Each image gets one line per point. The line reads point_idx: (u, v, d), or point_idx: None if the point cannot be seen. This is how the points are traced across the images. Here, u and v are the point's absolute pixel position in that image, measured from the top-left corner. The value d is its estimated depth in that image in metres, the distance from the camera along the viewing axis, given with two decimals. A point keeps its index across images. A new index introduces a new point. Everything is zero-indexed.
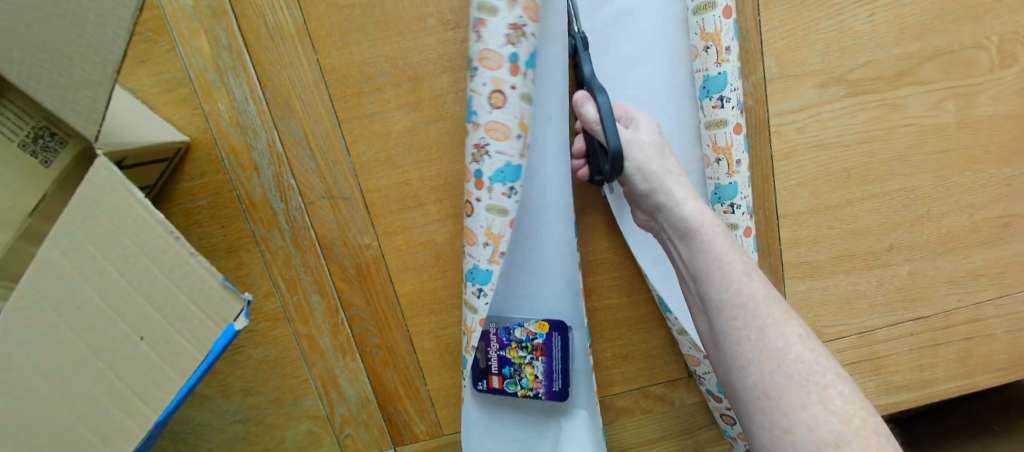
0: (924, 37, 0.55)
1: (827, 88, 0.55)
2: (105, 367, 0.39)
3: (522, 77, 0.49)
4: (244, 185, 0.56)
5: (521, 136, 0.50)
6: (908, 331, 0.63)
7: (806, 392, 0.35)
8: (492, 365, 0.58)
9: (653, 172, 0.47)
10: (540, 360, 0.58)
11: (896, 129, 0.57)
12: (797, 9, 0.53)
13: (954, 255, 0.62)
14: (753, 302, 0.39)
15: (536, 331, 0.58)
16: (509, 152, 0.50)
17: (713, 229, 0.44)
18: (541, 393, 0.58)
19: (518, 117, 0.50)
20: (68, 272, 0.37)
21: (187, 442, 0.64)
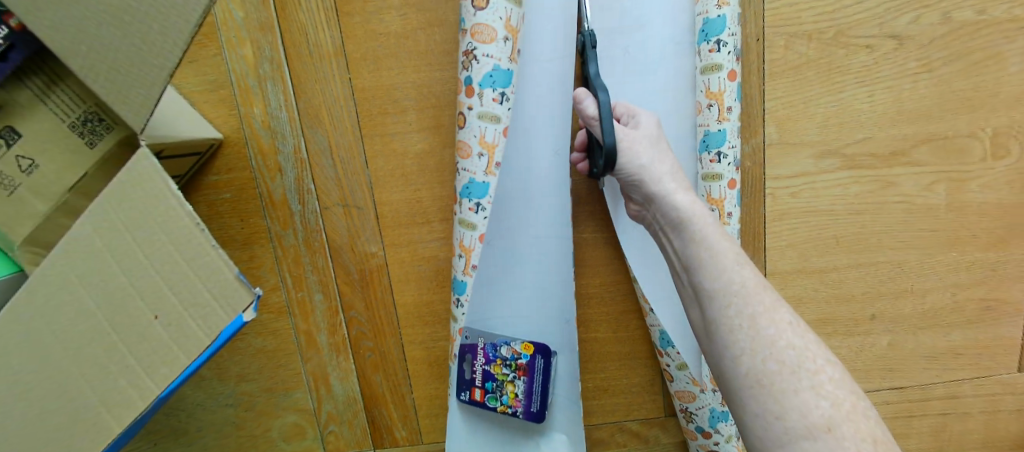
0: (920, 121, 0.57)
1: (822, 159, 0.58)
2: (120, 341, 0.43)
3: (476, 98, 0.53)
4: (267, 185, 0.60)
5: (483, 154, 0.53)
6: (884, 399, 0.65)
7: (798, 378, 0.39)
8: (476, 378, 0.61)
9: (644, 164, 0.49)
10: (522, 380, 0.60)
11: (886, 204, 0.59)
12: (800, 82, 0.57)
13: (934, 331, 0.64)
14: (744, 292, 0.43)
15: (521, 351, 0.60)
16: (471, 169, 0.54)
17: (700, 221, 0.47)
18: (518, 411, 0.61)
19: (478, 136, 0.53)
20: (99, 249, 0.42)
21: (178, 420, 0.67)
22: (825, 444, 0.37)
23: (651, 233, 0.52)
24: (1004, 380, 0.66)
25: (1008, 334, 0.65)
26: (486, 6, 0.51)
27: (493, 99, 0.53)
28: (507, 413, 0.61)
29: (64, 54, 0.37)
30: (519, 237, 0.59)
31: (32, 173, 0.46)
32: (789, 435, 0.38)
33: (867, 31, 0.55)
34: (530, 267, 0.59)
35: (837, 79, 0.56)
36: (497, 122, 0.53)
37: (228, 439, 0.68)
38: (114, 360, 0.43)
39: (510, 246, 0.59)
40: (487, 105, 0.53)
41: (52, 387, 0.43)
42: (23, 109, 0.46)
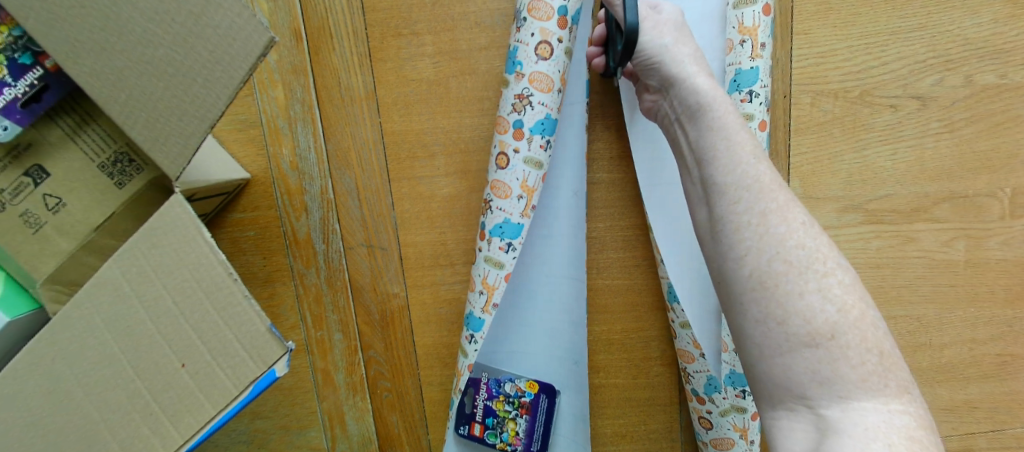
0: (942, 180, 0.58)
1: (845, 213, 0.59)
2: (144, 387, 0.42)
3: (526, 142, 0.53)
4: (292, 224, 0.60)
5: (523, 197, 0.53)
6: None
7: (804, 281, 0.37)
8: (476, 412, 0.61)
9: (665, 44, 0.47)
10: (524, 418, 0.60)
11: (907, 259, 0.60)
12: (825, 139, 0.57)
13: (952, 384, 0.64)
14: (758, 186, 0.39)
15: (525, 389, 0.60)
16: (508, 209, 0.53)
17: (719, 111, 0.44)
18: (517, 449, 0.60)
19: (520, 179, 0.53)
20: (126, 293, 0.41)
21: None
22: (826, 352, 0.35)
23: (663, 127, 0.49)
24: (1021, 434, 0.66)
25: None
26: (550, 57, 0.52)
27: (540, 145, 0.53)
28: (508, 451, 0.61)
29: (103, 98, 0.35)
30: (538, 273, 0.59)
31: (58, 211, 0.45)
32: (790, 342, 0.36)
33: (891, 92, 0.56)
34: (546, 306, 0.59)
35: (861, 136, 0.57)
36: (541, 169, 0.53)
37: None
38: (136, 407, 0.42)
39: (530, 285, 0.59)
40: (534, 151, 0.53)
41: (69, 438, 0.42)
42: (53, 146, 0.44)
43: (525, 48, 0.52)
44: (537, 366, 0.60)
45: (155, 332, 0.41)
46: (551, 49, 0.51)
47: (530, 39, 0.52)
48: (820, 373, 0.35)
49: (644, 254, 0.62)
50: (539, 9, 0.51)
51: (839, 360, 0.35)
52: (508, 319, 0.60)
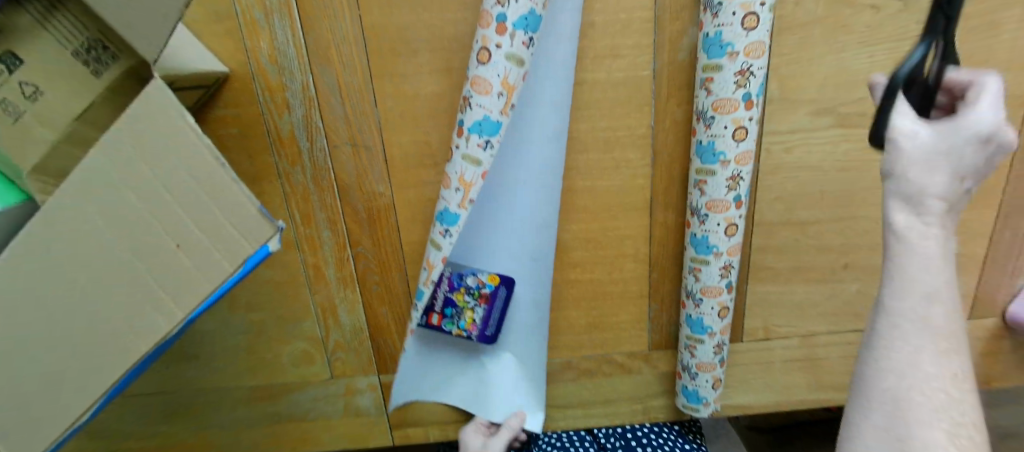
0: None
1: (819, 116, 0.61)
2: (130, 280, 0.42)
3: (508, 38, 0.51)
4: (275, 122, 0.60)
5: (503, 95, 0.53)
6: (846, 339, 0.73)
7: None
8: (437, 302, 0.65)
9: None
10: (481, 307, 0.65)
11: (872, 162, 0.63)
12: (806, 40, 0.58)
13: None
14: None
15: (486, 282, 0.65)
16: (488, 107, 0.54)
17: (931, 200, 0.32)
18: (472, 334, 0.66)
19: (501, 76, 0.53)
20: (101, 183, 0.39)
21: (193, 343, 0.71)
22: None
23: None
24: None
25: (963, 286, 0.71)
26: None
27: (523, 42, 0.52)
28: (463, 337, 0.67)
29: None
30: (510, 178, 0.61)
31: (36, 101, 0.43)
32: None
33: None
34: (516, 209, 0.63)
35: (841, 38, 0.58)
36: (522, 66, 0.53)
37: (240, 364, 0.72)
38: (125, 298, 0.42)
39: (502, 189, 0.62)
40: (516, 47, 0.52)
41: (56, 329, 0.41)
42: (20, 32, 0.41)
43: None
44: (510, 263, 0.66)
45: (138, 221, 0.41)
46: None
47: None
48: None
49: (624, 153, 0.63)
50: None
51: None
52: (484, 223, 0.63)
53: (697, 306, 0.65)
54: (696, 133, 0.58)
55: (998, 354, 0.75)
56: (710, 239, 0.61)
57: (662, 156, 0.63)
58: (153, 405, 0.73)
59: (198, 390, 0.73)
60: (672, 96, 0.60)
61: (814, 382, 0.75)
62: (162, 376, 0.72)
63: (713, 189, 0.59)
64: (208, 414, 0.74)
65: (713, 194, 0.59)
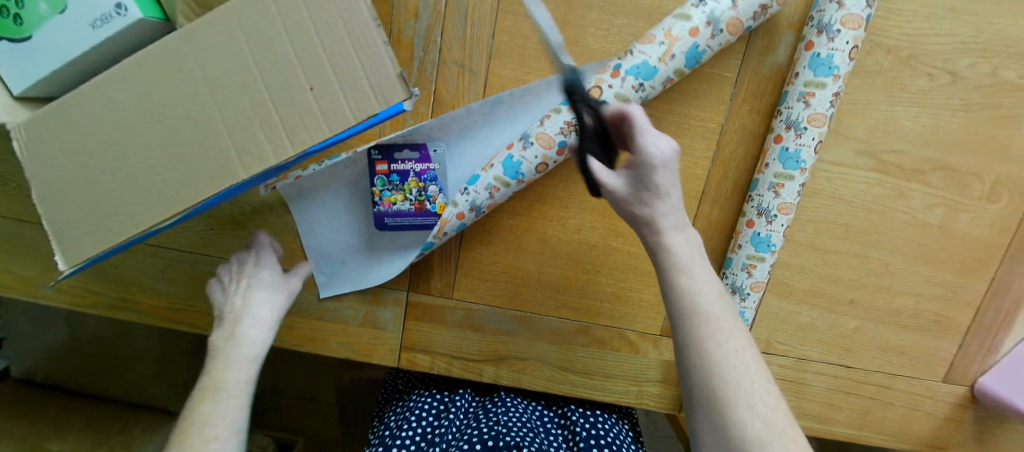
0: (943, 151, 0.70)
1: (861, 157, 0.70)
2: (270, 100, 0.51)
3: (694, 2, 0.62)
4: (400, 24, 0.66)
5: (664, 44, 0.62)
6: (834, 372, 0.78)
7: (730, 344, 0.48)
8: (398, 165, 0.69)
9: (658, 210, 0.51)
10: (406, 206, 0.71)
11: (895, 209, 0.72)
12: (867, 87, 0.68)
13: (893, 326, 0.77)
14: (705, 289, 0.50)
15: (433, 205, 0.71)
16: (649, 53, 0.62)
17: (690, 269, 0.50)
18: (376, 204, 0.71)
19: (667, 28, 0.63)
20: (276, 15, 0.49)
21: (252, 208, 0.76)
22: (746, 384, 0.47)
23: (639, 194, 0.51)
24: (930, 386, 0.79)
25: (948, 351, 0.78)
26: None
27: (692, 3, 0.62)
28: (374, 198, 0.71)
29: None
30: (515, 117, 0.68)
31: None
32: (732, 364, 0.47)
33: (932, 62, 0.67)
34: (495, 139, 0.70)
35: (896, 93, 0.68)
36: (687, 21, 0.62)
37: (286, 240, 0.76)
38: (263, 114, 0.51)
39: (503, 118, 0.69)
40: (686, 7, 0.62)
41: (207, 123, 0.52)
42: None
43: None
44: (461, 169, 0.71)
45: (295, 55, 0.50)
46: None
47: None
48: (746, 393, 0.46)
49: (691, 140, 0.70)
50: None
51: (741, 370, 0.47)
52: (482, 125, 0.69)
53: (742, 300, 0.72)
54: (784, 139, 0.67)
55: (964, 425, 0.80)
56: (772, 238, 0.70)
57: (726, 154, 0.71)
58: (186, 265, 0.77)
59: (234, 261, 0.77)
60: (746, 102, 0.69)
61: (797, 409, 0.79)
62: (207, 238, 0.76)
63: (787, 192, 0.68)
64: None
65: (785, 197, 0.68)
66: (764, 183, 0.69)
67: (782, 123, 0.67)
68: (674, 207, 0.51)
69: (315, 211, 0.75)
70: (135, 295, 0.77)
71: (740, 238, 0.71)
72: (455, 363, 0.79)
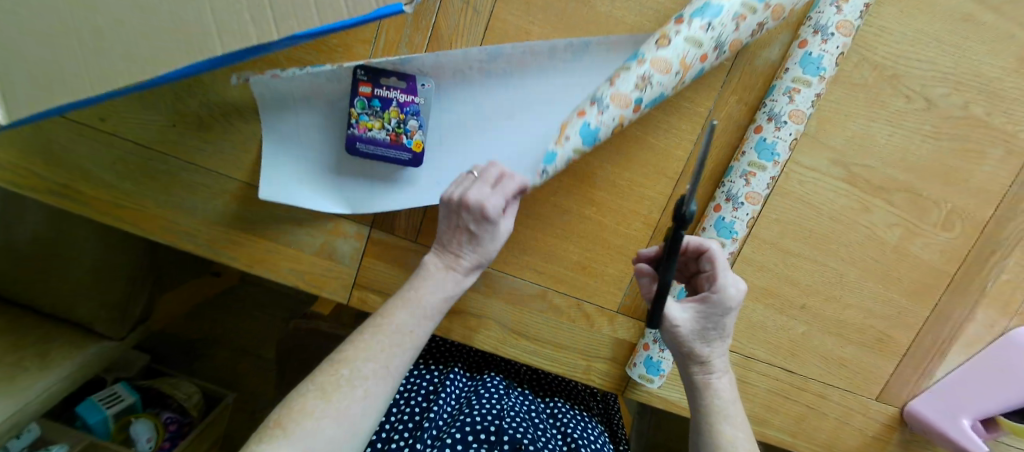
0: (910, 173, 0.73)
1: (835, 165, 0.72)
2: None
3: (705, 32, 0.64)
4: None
5: (678, 73, 0.66)
6: (777, 375, 0.80)
7: (736, 431, 0.65)
8: (383, 91, 0.69)
9: (699, 334, 0.65)
10: (382, 135, 0.70)
11: (857, 222, 0.74)
12: (849, 98, 0.71)
13: (837, 338, 0.79)
14: (721, 386, 0.67)
15: (411, 140, 0.70)
16: (665, 84, 0.67)
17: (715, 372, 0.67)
18: (352, 126, 0.69)
19: (680, 57, 0.65)
20: None
21: (218, 111, 0.72)
22: None
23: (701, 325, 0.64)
24: (864, 402, 0.81)
25: (884, 370, 0.80)
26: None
27: (701, 27, 0.64)
28: (350, 120, 0.69)
29: None
30: (518, 85, 0.72)
31: None
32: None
33: (912, 85, 0.70)
34: (493, 105, 0.72)
35: (875, 110, 0.71)
36: (699, 49, 0.65)
37: (250, 153, 0.73)
38: None
39: (509, 87, 0.72)
40: (695, 31, 0.64)
41: None
42: None
43: None
44: (451, 124, 0.73)
45: None
46: None
47: None
48: None
49: (673, 119, 0.73)
50: None
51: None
52: (479, 76, 0.71)
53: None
54: (762, 130, 0.69)
55: (888, 444, 0.82)
56: (735, 225, 0.71)
57: (706, 144, 0.73)
58: (138, 160, 0.72)
59: (189, 165, 0.72)
60: (735, 92, 0.72)
61: None
62: (165, 135, 0.72)
63: (757, 182, 0.70)
64: (185, 193, 0.73)
65: (755, 186, 0.70)
66: (737, 171, 0.71)
67: (764, 114, 0.69)
68: (715, 319, 0.64)
69: (285, 126, 0.71)
70: (76, 184, 0.72)
71: (706, 222, 0.73)
72: None
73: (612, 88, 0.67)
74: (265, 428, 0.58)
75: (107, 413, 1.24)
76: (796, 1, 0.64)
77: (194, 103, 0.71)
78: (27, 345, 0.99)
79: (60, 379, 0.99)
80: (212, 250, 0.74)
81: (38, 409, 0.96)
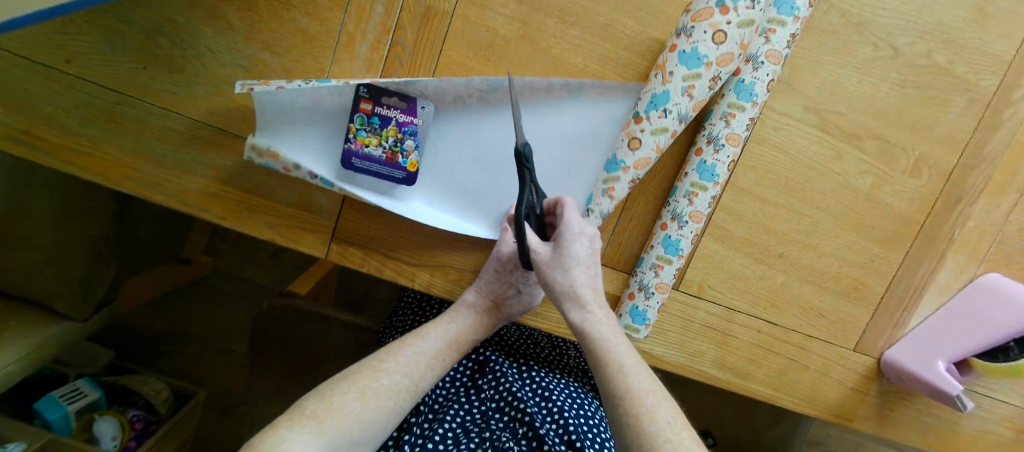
0: (877, 120, 0.76)
1: (807, 112, 0.75)
2: None
3: (677, 125, 0.71)
4: None
5: (658, 156, 0.73)
6: (758, 326, 0.80)
7: (628, 366, 0.64)
8: (382, 111, 0.71)
9: (557, 267, 0.68)
10: (380, 152, 0.72)
11: (829, 170, 0.77)
12: (818, 47, 0.73)
13: (814, 288, 0.80)
14: (599, 323, 0.67)
15: (410, 159, 0.72)
16: (651, 167, 0.73)
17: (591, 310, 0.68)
18: (348, 141, 0.71)
19: (655, 145, 0.72)
20: None
21: (192, 55, 0.71)
22: (645, 397, 0.62)
23: (556, 258, 0.68)
24: (842, 352, 0.82)
25: (861, 320, 0.81)
26: (725, 40, 0.67)
27: (659, 116, 0.71)
28: (347, 134, 0.71)
29: None
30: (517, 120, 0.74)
31: None
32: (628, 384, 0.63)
33: (878, 33, 0.73)
34: (491, 141, 0.74)
35: (843, 58, 0.74)
36: (666, 132, 0.71)
37: (223, 100, 0.72)
38: None
39: (504, 120, 0.74)
40: (655, 122, 0.71)
41: None
42: None
43: (704, 41, 0.68)
44: (448, 156, 0.75)
45: None
46: (725, 34, 0.67)
47: (703, 34, 0.68)
48: (643, 400, 0.61)
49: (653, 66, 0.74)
50: (704, 12, 0.67)
51: (634, 382, 0.63)
52: (477, 105, 0.73)
53: (680, 228, 0.74)
54: (741, 71, 0.70)
55: (867, 395, 0.83)
56: (717, 168, 0.73)
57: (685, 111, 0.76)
58: (108, 105, 0.71)
59: (160, 111, 0.71)
60: None
61: (717, 358, 0.80)
62: (135, 79, 0.71)
63: (737, 124, 0.71)
64: (156, 140, 0.71)
65: (735, 128, 0.71)
66: (717, 113, 0.72)
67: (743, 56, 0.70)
68: (571, 256, 0.68)
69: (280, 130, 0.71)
70: (39, 128, 0.70)
71: (688, 166, 0.74)
72: (388, 264, 0.76)
73: (604, 189, 0.74)
74: (286, 420, 0.61)
75: (69, 409, 1.17)
76: (727, 42, 0.67)
77: (167, 47, 0.71)
78: None
79: (15, 360, 0.93)
80: (183, 201, 0.72)
81: None
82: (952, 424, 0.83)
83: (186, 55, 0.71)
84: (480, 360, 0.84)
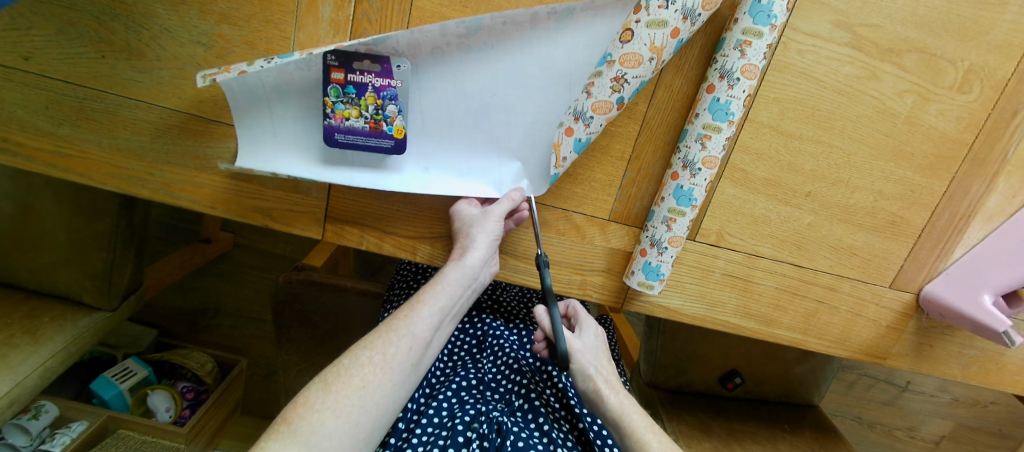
0: (921, 30, 0.66)
1: (836, 29, 0.66)
2: None
3: (683, 22, 0.64)
4: None
5: (653, 58, 0.65)
6: (785, 271, 0.75)
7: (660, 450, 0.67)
8: (356, 77, 0.65)
9: (587, 359, 0.70)
10: (362, 123, 0.67)
11: (864, 95, 0.68)
12: None
13: (846, 225, 0.74)
14: (628, 412, 0.69)
15: (393, 127, 0.67)
16: (643, 74, 0.66)
17: (620, 400, 0.69)
18: (330, 118, 0.66)
19: (648, 43, 0.64)
20: None
21: (147, 35, 0.66)
22: None
23: (585, 352, 0.70)
24: (877, 292, 0.77)
25: (899, 254, 0.75)
26: None
27: (659, 6, 0.63)
28: (325, 111, 0.66)
29: None
30: (500, 60, 0.66)
31: None
32: None
33: None
34: (476, 88, 0.67)
35: None
36: (664, 27, 0.64)
37: (191, 82, 0.67)
38: None
39: (485, 63, 0.66)
40: (654, 13, 0.63)
41: None
42: None
43: None
44: (433, 109, 0.68)
45: None
46: None
47: None
48: None
49: None
50: None
51: None
52: (456, 52, 0.65)
53: (692, 177, 0.68)
54: None
55: (903, 333, 0.78)
56: (732, 105, 0.65)
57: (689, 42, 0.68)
58: (74, 102, 0.67)
59: (130, 102, 0.67)
60: None
61: (741, 307, 0.76)
62: (95, 70, 0.67)
63: (753, 53, 0.63)
64: (130, 132, 0.68)
65: (751, 58, 0.63)
66: (730, 42, 0.64)
67: None
68: (595, 354, 0.71)
69: (253, 114, 0.66)
70: (11, 133, 0.67)
71: (699, 106, 0.67)
72: (386, 241, 0.73)
73: (587, 91, 0.67)
74: (270, 425, 0.58)
75: (122, 388, 1.20)
76: None
77: (123, 30, 0.66)
78: (13, 320, 0.93)
79: (64, 346, 0.95)
80: (167, 194, 0.70)
81: (37, 384, 0.92)
82: (996, 355, 0.79)
83: (142, 36, 0.66)
84: (479, 335, 0.84)
